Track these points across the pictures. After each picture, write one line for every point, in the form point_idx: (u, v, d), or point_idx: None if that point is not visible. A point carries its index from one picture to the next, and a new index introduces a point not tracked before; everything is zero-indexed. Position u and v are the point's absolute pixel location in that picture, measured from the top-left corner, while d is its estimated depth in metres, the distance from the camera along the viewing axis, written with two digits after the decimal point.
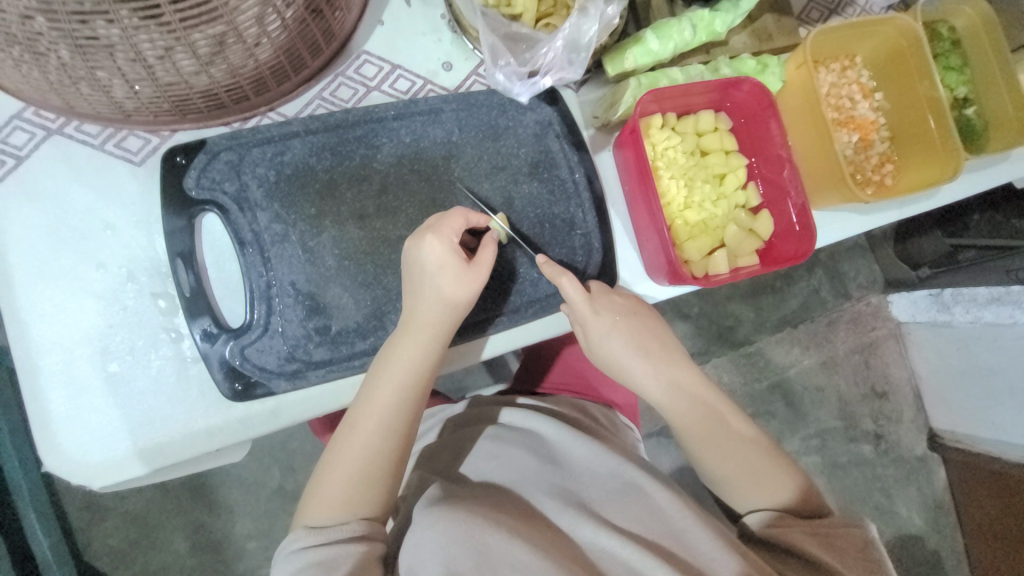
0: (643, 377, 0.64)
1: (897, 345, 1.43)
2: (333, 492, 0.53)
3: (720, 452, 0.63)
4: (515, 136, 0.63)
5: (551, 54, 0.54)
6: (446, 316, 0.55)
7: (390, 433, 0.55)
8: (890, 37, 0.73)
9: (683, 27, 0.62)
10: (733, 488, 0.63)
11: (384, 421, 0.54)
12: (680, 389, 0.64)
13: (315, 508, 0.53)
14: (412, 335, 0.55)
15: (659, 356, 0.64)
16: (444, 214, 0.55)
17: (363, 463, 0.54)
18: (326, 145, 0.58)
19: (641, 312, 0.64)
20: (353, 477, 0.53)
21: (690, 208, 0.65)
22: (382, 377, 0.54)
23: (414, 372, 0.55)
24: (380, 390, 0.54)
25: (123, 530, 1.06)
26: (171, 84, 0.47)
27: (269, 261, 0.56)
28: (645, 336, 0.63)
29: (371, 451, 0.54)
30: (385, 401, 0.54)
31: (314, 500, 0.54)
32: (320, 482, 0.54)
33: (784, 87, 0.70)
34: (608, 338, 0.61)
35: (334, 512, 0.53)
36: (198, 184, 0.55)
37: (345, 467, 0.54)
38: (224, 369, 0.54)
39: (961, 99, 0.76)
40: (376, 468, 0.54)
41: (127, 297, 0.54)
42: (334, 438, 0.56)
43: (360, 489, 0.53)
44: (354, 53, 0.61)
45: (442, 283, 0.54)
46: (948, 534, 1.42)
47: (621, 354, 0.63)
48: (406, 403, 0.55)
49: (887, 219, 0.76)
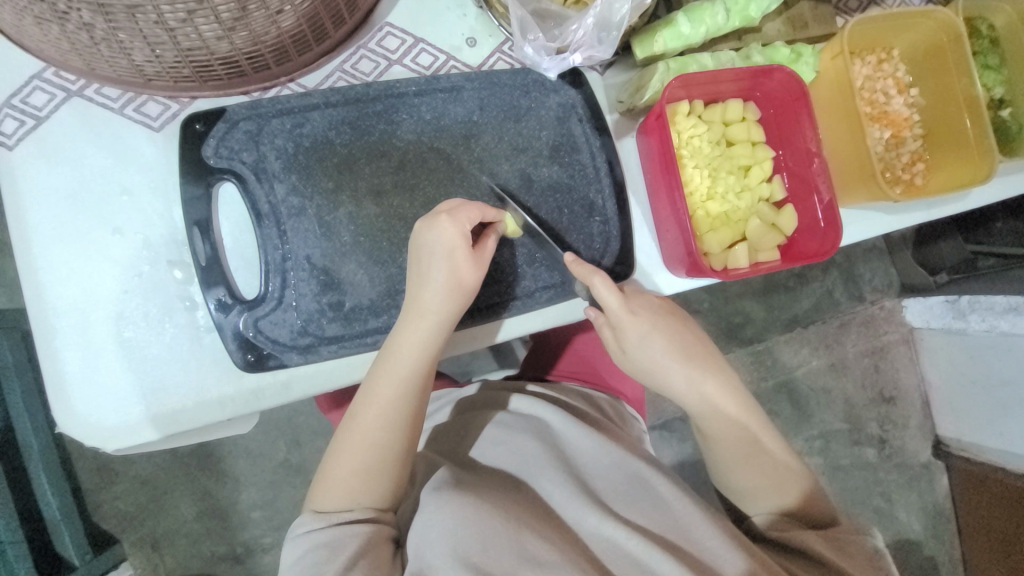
0: (681, 381, 0.62)
1: (908, 351, 1.41)
2: (339, 481, 0.54)
3: (739, 455, 0.63)
4: (537, 118, 0.62)
5: (581, 31, 0.52)
6: (448, 307, 0.54)
7: (393, 425, 0.55)
8: (929, 31, 0.70)
9: (716, 11, 0.60)
10: (749, 491, 0.63)
11: (387, 414, 0.55)
12: (699, 389, 0.63)
13: (324, 496, 0.54)
14: (415, 324, 0.54)
15: (697, 361, 0.63)
16: (462, 202, 0.54)
17: (366, 454, 0.54)
18: (345, 119, 0.57)
19: (670, 315, 0.63)
20: (360, 464, 0.54)
21: (713, 199, 0.64)
22: (381, 369, 0.55)
23: (416, 357, 0.54)
24: (382, 382, 0.54)
25: (132, 493, 1.08)
26: (192, 50, 0.47)
27: (284, 234, 0.55)
28: (684, 340, 0.63)
29: (377, 436, 0.54)
30: (387, 394, 0.54)
31: (322, 487, 0.55)
32: (329, 469, 0.55)
33: (817, 78, 0.67)
34: (644, 339, 0.61)
35: (342, 499, 0.54)
36: (217, 152, 0.55)
37: (352, 453, 0.54)
38: (238, 340, 0.54)
39: (997, 99, 0.74)
40: (381, 458, 0.54)
41: (144, 264, 0.54)
42: (340, 429, 0.56)
43: (366, 480, 0.54)
44: (377, 26, 0.60)
45: (450, 269, 0.53)
46: (946, 541, 1.42)
47: (661, 358, 0.62)
48: (403, 394, 0.55)
49: (913, 220, 0.74)
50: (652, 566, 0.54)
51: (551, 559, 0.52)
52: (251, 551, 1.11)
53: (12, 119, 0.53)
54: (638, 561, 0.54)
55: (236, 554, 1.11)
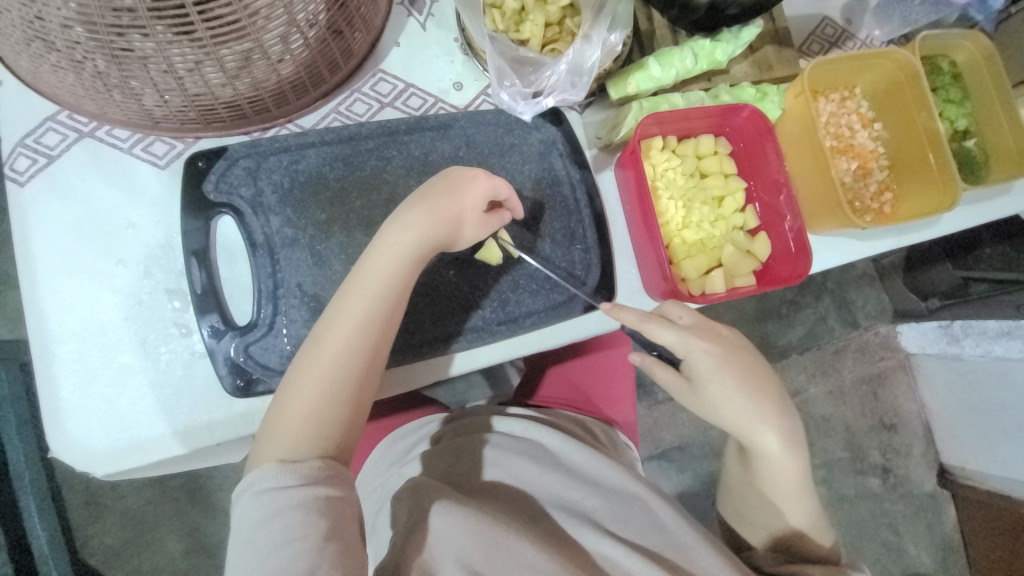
0: (743, 417, 0.62)
1: (906, 377, 1.41)
2: (295, 423, 0.49)
3: (767, 490, 0.63)
4: (520, 154, 0.66)
5: (555, 76, 0.57)
6: (419, 246, 0.53)
7: (352, 355, 0.51)
8: (888, 71, 0.75)
9: (684, 56, 0.65)
10: (756, 520, 0.65)
11: (347, 343, 0.51)
12: (763, 428, 0.62)
13: (276, 440, 0.49)
14: (383, 258, 0.53)
15: (766, 404, 0.63)
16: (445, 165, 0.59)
17: (324, 392, 0.50)
18: (338, 156, 0.61)
19: (744, 353, 0.64)
20: (320, 403, 0.50)
21: (688, 228, 0.67)
22: (346, 301, 0.52)
23: (385, 292, 0.52)
24: (346, 308, 0.52)
25: (121, 528, 1.07)
26: (198, 95, 0.51)
27: (278, 263, 0.58)
28: (754, 376, 0.63)
29: (338, 373, 0.51)
30: (348, 319, 0.51)
31: (275, 427, 0.50)
32: (282, 412, 0.50)
33: (783, 115, 0.72)
34: (715, 372, 0.62)
35: (298, 443, 0.49)
36: (217, 188, 0.58)
37: (311, 390, 0.50)
38: (229, 365, 0.56)
39: (961, 131, 0.78)
40: (340, 390, 0.51)
41: (143, 292, 0.57)
42: (295, 366, 0.51)
43: (322, 416, 0.50)
44: (370, 72, 0.64)
45: (429, 211, 0.54)
46: (957, 574, 1.38)
47: (733, 394, 0.62)
48: (367, 329, 0.52)
49: (885, 246, 0.77)
50: None
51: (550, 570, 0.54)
52: None
53: (27, 158, 0.57)
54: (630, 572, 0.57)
55: None
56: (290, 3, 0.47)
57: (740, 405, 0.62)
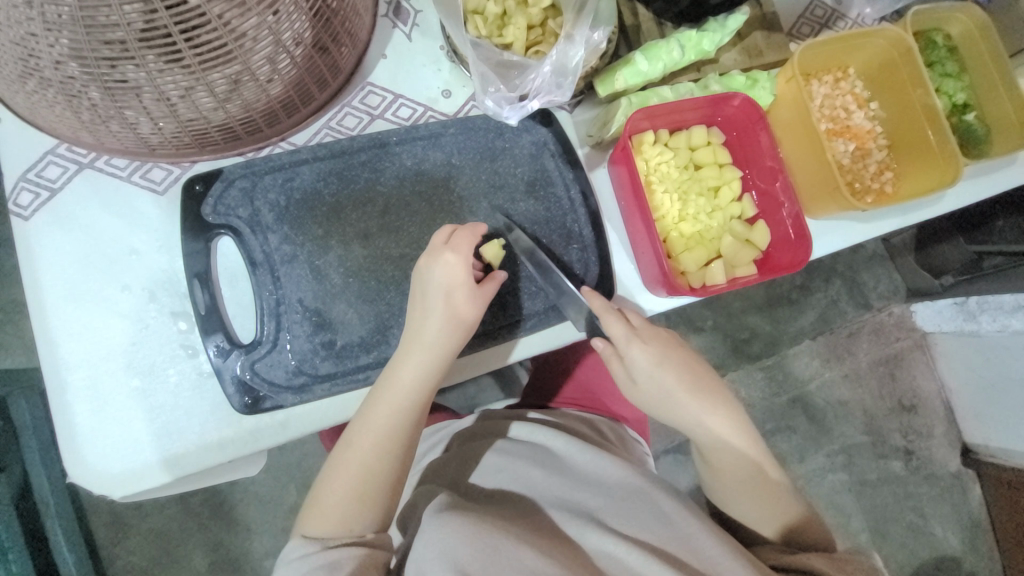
0: (690, 410, 0.64)
1: (924, 356, 1.39)
2: (331, 506, 0.53)
3: (741, 477, 0.63)
4: (512, 157, 0.66)
5: (540, 79, 0.57)
6: (444, 343, 0.56)
7: (388, 449, 0.55)
8: (880, 49, 0.74)
9: (671, 48, 0.64)
10: (751, 515, 0.63)
11: (382, 439, 0.55)
12: (712, 416, 0.64)
13: (314, 519, 0.53)
14: (415, 356, 0.56)
15: (708, 393, 0.65)
16: (455, 230, 0.58)
17: (358, 478, 0.54)
18: (332, 171, 0.62)
19: (679, 349, 0.66)
20: (354, 490, 0.54)
21: (685, 220, 0.66)
22: (382, 397, 0.56)
23: (418, 390, 0.56)
24: (381, 406, 0.55)
25: (147, 546, 1.09)
26: (191, 120, 0.52)
27: (278, 280, 0.59)
28: (695, 377, 0.65)
29: (371, 464, 0.55)
30: (384, 419, 0.55)
31: (313, 509, 0.54)
32: (321, 494, 0.55)
33: (776, 100, 0.71)
34: (657, 372, 0.63)
35: (332, 525, 0.53)
36: (215, 210, 0.59)
37: (347, 478, 0.54)
38: (236, 383, 0.57)
39: (960, 105, 0.77)
40: (372, 479, 0.54)
41: (149, 316, 0.58)
42: (334, 453, 0.56)
43: (355, 504, 0.54)
44: (359, 85, 0.65)
45: (448, 303, 0.56)
46: (987, 555, 1.35)
47: (673, 391, 0.63)
48: (403, 424, 0.56)
49: (889, 226, 0.76)
50: None
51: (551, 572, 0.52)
52: None
53: (30, 192, 0.59)
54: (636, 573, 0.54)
55: None
56: (274, 24, 0.47)
57: (684, 398, 0.63)
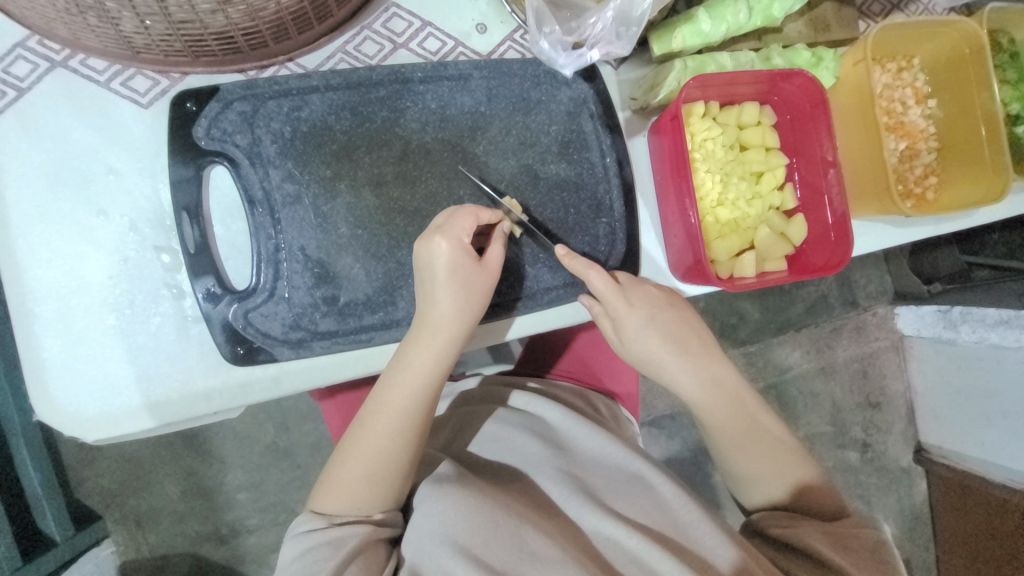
0: (673, 368, 0.62)
1: (898, 358, 1.41)
2: (341, 486, 0.53)
3: (737, 436, 0.62)
4: (547, 112, 0.59)
5: (600, 25, 0.49)
6: (459, 325, 0.53)
7: (401, 436, 0.53)
8: (952, 42, 0.69)
9: (738, 9, 0.57)
10: (752, 476, 0.61)
11: (395, 425, 0.53)
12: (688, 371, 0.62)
13: (325, 497, 0.53)
14: (426, 342, 0.53)
15: (688, 348, 0.62)
16: (456, 211, 0.52)
17: (367, 462, 0.53)
18: (346, 104, 0.54)
19: (674, 305, 0.62)
20: (363, 474, 0.53)
21: (723, 205, 0.62)
22: (392, 380, 0.53)
23: (429, 374, 0.53)
24: (393, 392, 0.53)
25: (115, 471, 1.06)
26: (184, 22, 0.43)
27: (278, 223, 0.53)
28: (684, 334, 0.62)
29: (380, 449, 0.53)
30: (396, 405, 0.53)
31: (326, 486, 0.54)
32: (332, 473, 0.54)
33: (837, 83, 0.66)
34: (644, 331, 0.60)
35: (341, 505, 0.53)
36: (209, 134, 0.52)
37: (357, 461, 0.53)
38: (226, 332, 0.52)
39: (1014, 116, 0.71)
40: (385, 465, 0.53)
41: (129, 249, 0.52)
42: (346, 432, 0.55)
43: (367, 487, 0.53)
44: (383, 6, 0.56)
45: (458, 284, 0.52)
46: (921, 544, 1.44)
47: (660, 350, 0.61)
48: (413, 408, 0.53)
49: (921, 234, 0.73)
50: (650, 564, 0.52)
51: (554, 555, 0.51)
52: (235, 532, 1.10)
53: None
54: (638, 560, 0.53)
55: (221, 534, 1.09)
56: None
57: (670, 358, 0.61)
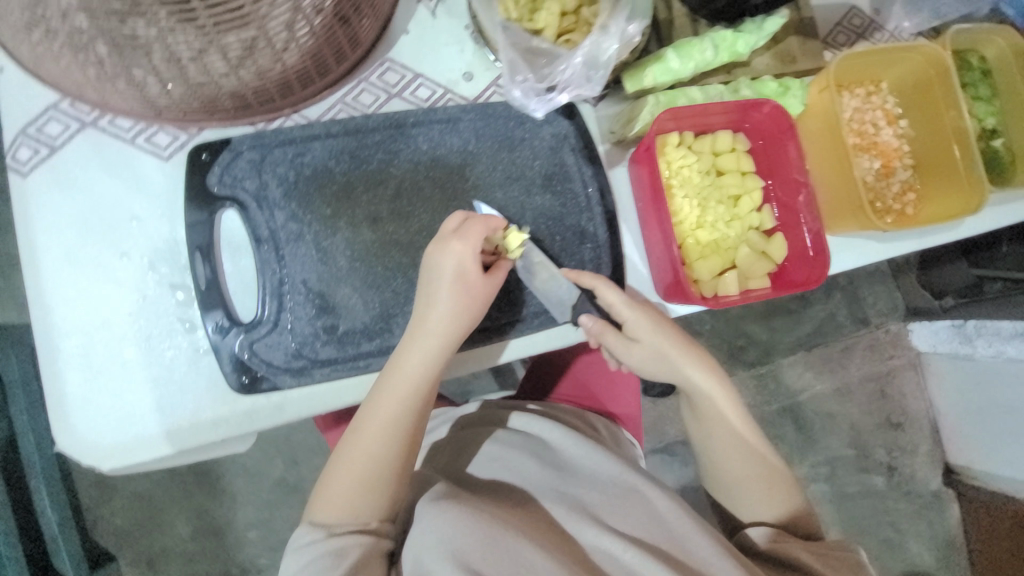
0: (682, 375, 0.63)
1: (916, 375, 1.38)
2: (336, 494, 0.54)
3: (719, 446, 0.64)
4: (530, 148, 0.64)
5: (569, 70, 0.54)
6: (452, 331, 0.55)
7: (393, 442, 0.55)
8: (917, 65, 0.72)
9: (704, 47, 0.62)
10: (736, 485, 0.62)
11: (388, 431, 0.55)
12: (704, 380, 0.63)
13: (319, 507, 0.54)
14: (420, 349, 0.55)
15: (700, 357, 0.63)
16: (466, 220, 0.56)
17: (362, 468, 0.54)
18: (344, 149, 0.59)
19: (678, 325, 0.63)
20: (357, 482, 0.54)
21: (702, 227, 0.65)
22: (384, 386, 0.55)
23: (420, 380, 0.55)
24: (385, 399, 0.55)
25: (131, 510, 1.09)
26: (201, 84, 0.49)
27: (282, 258, 0.57)
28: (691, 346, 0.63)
29: (373, 456, 0.54)
30: (389, 412, 0.55)
31: (318, 497, 0.55)
32: (326, 482, 0.55)
33: (806, 110, 0.70)
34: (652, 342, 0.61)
35: (336, 514, 0.54)
36: (221, 181, 0.57)
37: (351, 469, 0.54)
38: (233, 363, 0.55)
39: (989, 130, 0.74)
40: (377, 473, 0.54)
41: (148, 287, 0.56)
42: (341, 441, 0.56)
43: (360, 496, 0.54)
44: (379, 61, 0.62)
45: (453, 289, 0.55)
46: (958, 573, 1.37)
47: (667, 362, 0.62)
48: (406, 414, 0.55)
49: (905, 248, 0.74)
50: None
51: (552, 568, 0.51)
52: (248, 570, 1.10)
53: (29, 149, 0.56)
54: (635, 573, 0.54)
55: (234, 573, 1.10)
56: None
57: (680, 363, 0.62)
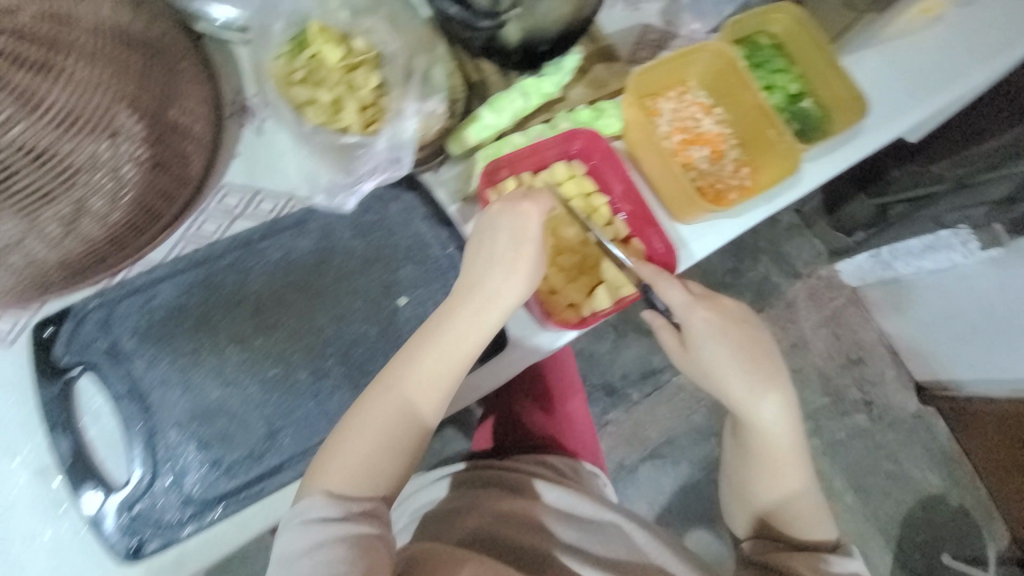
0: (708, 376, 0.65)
1: (860, 310, 1.45)
2: (347, 466, 0.54)
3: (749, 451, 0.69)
4: (382, 228, 0.66)
5: (379, 154, 0.60)
6: (491, 302, 0.58)
7: (411, 417, 0.56)
8: (710, 60, 0.80)
9: (513, 97, 0.68)
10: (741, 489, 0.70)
11: (405, 407, 0.56)
12: (770, 399, 0.65)
13: (326, 478, 0.54)
14: (475, 316, 0.58)
15: (775, 371, 0.65)
16: (528, 193, 0.59)
17: (373, 448, 0.55)
18: (193, 282, 0.60)
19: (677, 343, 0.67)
20: (367, 462, 0.55)
21: (563, 253, 0.69)
22: (418, 360, 0.56)
23: (464, 348, 0.57)
24: (411, 375, 0.56)
25: None
26: (31, 264, 0.52)
27: (148, 408, 0.56)
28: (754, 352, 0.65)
29: (392, 429, 0.56)
30: (408, 387, 0.56)
31: (322, 467, 0.54)
32: (331, 456, 0.55)
33: (627, 124, 0.75)
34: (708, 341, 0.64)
35: (349, 483, 0.54)
36: (69, 350, 0.56)
37: (365, 447, 0.55)
38: (116, 531, 0.53)
39: (797, 94, 0.81)
40: (392, 447, 0.56)
41: (16, 476, 0.55)
42: (345, 424, 0.56)
43: (372, 468, 0.55)
44: (216, 188, 0.65)
45: (516, 256, 0.58)
46: (967, 485, 1.40)
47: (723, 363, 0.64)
48: (426, 388, 0.57)
49: (760, 216, 0.80)
50: None
51: None
52: None
53: None
54: None
55: None
56: (100, 156, 0.50)
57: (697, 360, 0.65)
